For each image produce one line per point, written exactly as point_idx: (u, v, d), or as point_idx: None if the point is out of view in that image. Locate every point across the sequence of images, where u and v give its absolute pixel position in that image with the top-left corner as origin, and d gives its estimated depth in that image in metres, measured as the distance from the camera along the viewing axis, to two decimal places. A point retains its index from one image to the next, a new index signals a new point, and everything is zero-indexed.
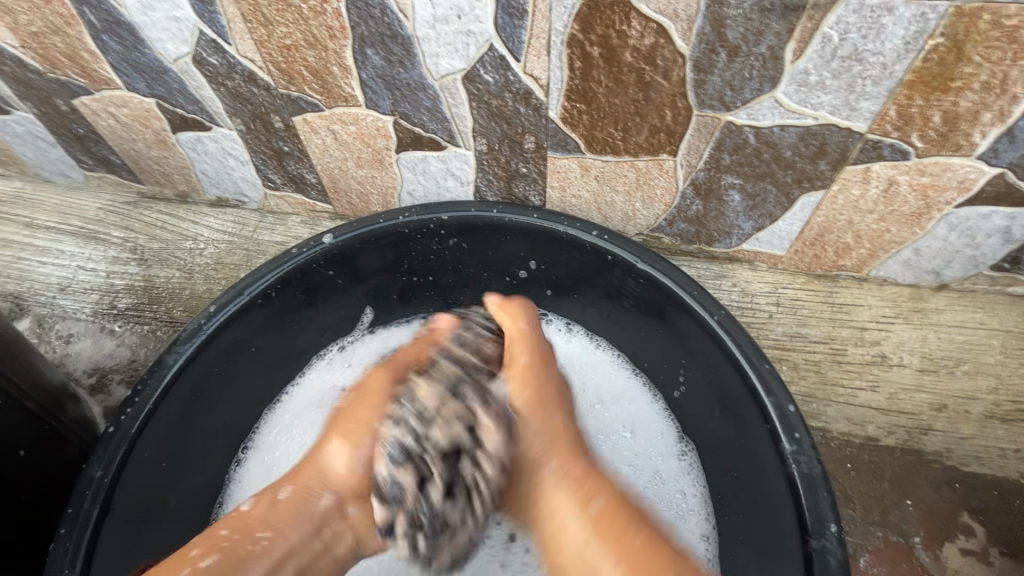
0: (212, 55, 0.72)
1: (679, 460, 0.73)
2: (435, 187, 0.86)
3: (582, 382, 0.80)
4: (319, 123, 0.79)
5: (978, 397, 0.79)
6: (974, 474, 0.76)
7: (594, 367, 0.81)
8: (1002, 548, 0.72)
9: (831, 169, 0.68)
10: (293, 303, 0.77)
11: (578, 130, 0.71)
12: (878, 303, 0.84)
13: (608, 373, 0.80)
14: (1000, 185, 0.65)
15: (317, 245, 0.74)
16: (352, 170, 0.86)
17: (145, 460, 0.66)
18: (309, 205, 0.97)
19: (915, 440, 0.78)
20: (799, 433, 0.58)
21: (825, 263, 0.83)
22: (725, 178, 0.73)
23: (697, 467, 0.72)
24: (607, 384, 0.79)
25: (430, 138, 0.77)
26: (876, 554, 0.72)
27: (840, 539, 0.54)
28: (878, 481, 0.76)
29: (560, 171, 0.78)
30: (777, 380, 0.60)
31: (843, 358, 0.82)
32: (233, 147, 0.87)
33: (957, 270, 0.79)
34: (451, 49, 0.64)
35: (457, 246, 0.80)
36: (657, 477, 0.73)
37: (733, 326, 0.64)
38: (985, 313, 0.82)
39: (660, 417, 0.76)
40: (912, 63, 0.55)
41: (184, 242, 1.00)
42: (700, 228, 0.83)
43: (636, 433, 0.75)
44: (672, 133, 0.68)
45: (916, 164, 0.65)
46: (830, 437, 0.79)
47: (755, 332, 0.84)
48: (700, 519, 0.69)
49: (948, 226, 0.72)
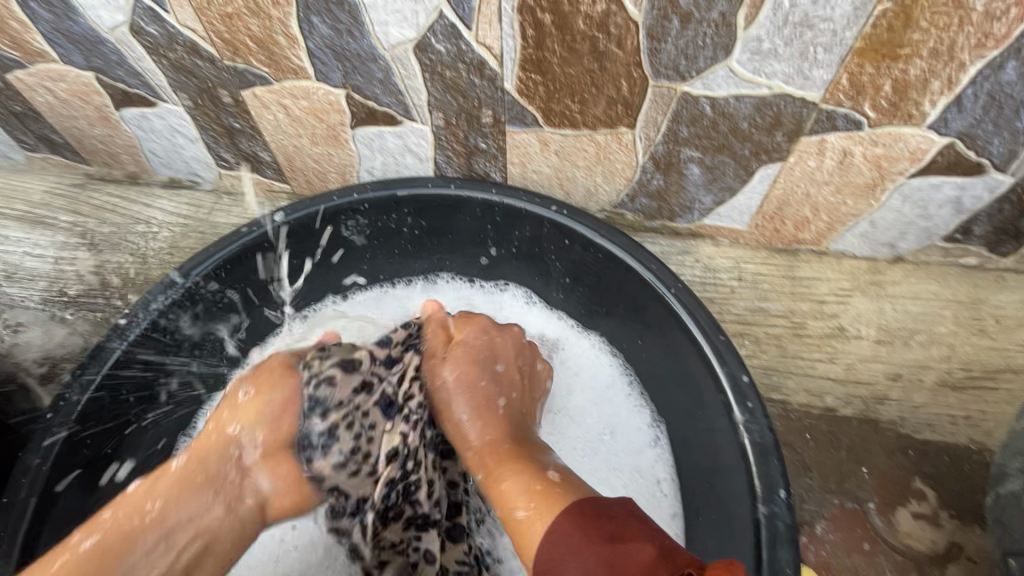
0: (149, 25, 0.69)
1: (652, 449, 0.73)
2: (394, 165, 0.84)
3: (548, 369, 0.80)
4: (269, 98, 0.76)
5: (931, 366, 0.81)
6: (927, 441, 0.78)
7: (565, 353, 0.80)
8: (952, 512, 0.74)
9: (787, 141, 0.68)
10: (244, 281, 0.75)
11: (535, 103, 0.69)
12: (836, 276, 0.85)
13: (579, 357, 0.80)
14: (950, 156, 0.65)
15: (268, 224, 0.72)
16: (307, 147, 0.83)
17: (89, 446, 0.65)
18: (267, 185, 0.94)
19: (871, 410, 0.80)
20: (751, 402, 0.58)
21: (785, 238, 0.84)
22: (684, 151, 0.72)
23: (667, 456, 0.72)
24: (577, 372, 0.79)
25: (385, 112, 0.75)
26: (832, 520, 0.75)
27: (789, 505, 0.55)
28: (834, 450, 0.78)
29: (520, 146, 0.77)
30: (731, 352, 0.60)
31: (802, 331, 0.83)
32: (181, 124, 0.84)
33: (911, 241, 0.80)
34: (399, 17, 0.62)
35: (415, 224, 0.78)
36: (635, 467, 0.72)
37: (689, 299, 0.64)
38: (938, 284, 0.83)
39: (636, 402, 0.75)
40: (862, 29, 0.54)
41: (137, 225, 0.96)
42: (662, 203, 0.82)
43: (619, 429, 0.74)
44: (629, 105, 0.67)
45: (869, 135, 0.65)
46: (790, 409, 0.80)
47: (717, 307, 0.85)
48: (670, 501, 0.69)
49: (902, 197, 0.72)
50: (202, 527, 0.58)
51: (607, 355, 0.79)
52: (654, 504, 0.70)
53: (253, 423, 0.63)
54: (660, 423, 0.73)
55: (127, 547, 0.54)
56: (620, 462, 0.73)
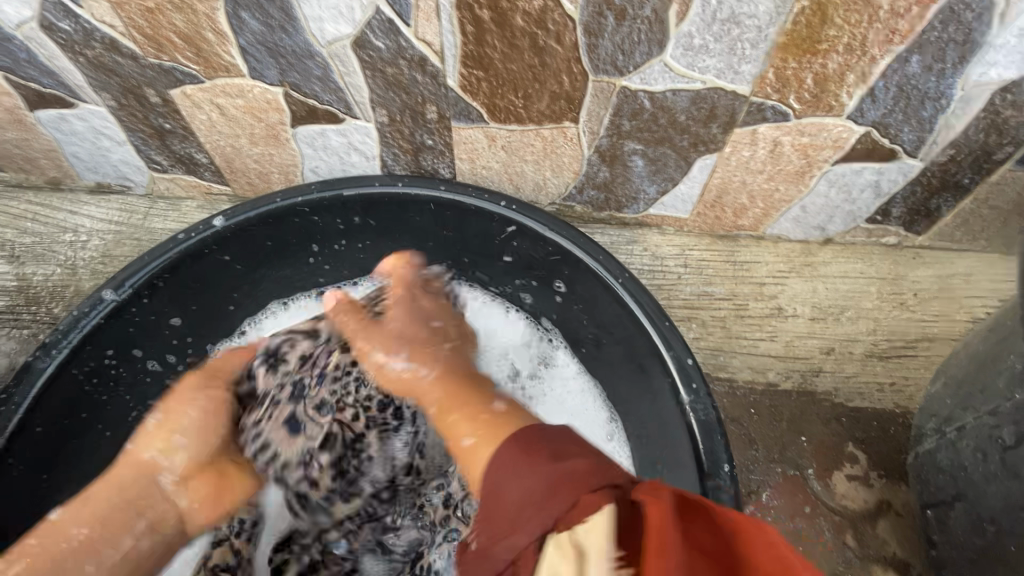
0: (62, 20, 0.64)
1: (608, 445, 0.75)
2: (340, 163, 0.82)
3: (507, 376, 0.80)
4: (201, 97, 0.73)
5: (860, 339, 0.87)
6: (859, 409, 0.84)
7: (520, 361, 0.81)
8: (881, 472, 0.81)
9: (722, 132, 0.71)
10: (185, 289, 0.73)
11: (479, 98, 0.69)
12: (774, 259, 0.90)
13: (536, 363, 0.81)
14: (868, 143, 0.70)
15: (207, 229, 0.69)
16: (246, 148, 0.80)
17: (20, 472, 0.64)
18: (204, 187, 0.90)
19: (809, 382, 0.85)
20: (695, 384, 0.61)
21: (725, 224, 0.88)
22: (626, 144, 0.74)
23: (623, 448, 0.74)
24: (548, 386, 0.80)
25: (327, 110, 0.73)
26: (777, 488, 0.80)
27: (732, 477, 0.57)
28: (777, 422, 0.83)
29: (466, 142, 0.77)
30: (676, 335, 0.63)
31: (745, 312, 0.88)
32: (105, 125, 0.79)
33: (838, 223, 0.85)
34: (334, 13, 0.60)
35: (364, 223, 0.77)
36: None
37: (637, 288, 0.66)
38: (864, 263, 0.89)
39: (597, 410, 0.78)
40: (783, 26, 0.57)
41: (63, 235, 0.90)
42: (609, 195, 0.84)
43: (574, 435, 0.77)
44: (572, 99, 0.68)
45: (796, 125, 0.69)
46: (736, 386, 0.85)
47: (665, 294, 0.88)
48: None
49: (828, 183, 0.77)
50: (114, 554, 0.61)
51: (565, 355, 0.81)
52: None
53: (176, 451, 0.66)
54: (617, 420, 0.76)
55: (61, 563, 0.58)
56: None
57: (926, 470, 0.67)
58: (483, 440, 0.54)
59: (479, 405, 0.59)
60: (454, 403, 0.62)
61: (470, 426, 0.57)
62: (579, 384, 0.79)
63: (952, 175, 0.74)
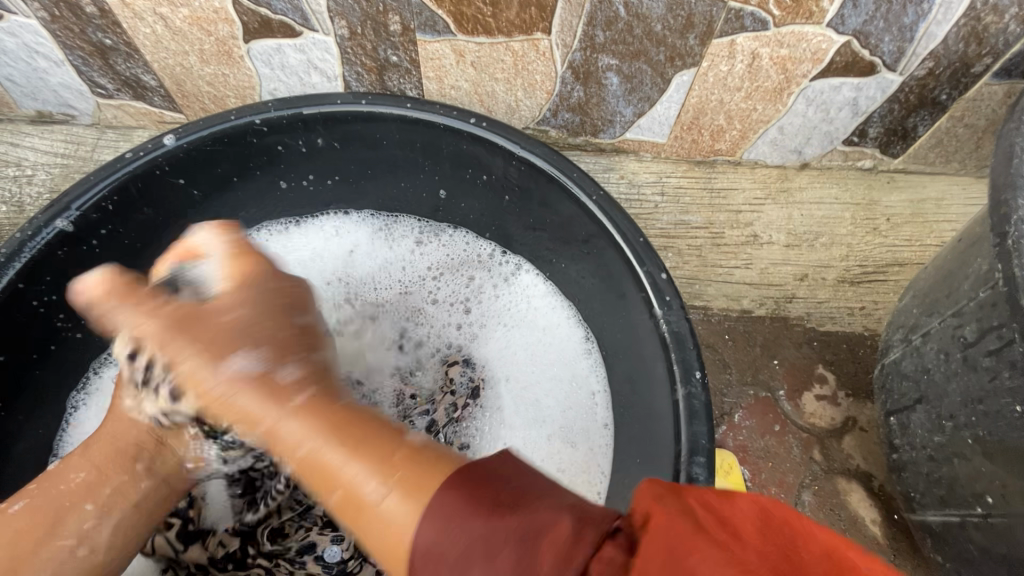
0: None
1: (587, 364, 0.76)
2: (300, 85, 0.78)
3: (470, 293, 0.83)
4: (141, 6, 0.67)
5: (833, 265, 0.88)
6: (829, 332, 0.86)
7: (480, 277, 0.83)
8: (848, 391, 0.83)
9: (700, 44, 0.68)
10: (139, 215, 0.70)
11: (444, 6, 0.65)
12: (751, 186, 0.89)
13: (512, 297, 0.82)
14: (847, 54, 0.68)
15: (157, 148, 0.65)
16: (198, 67, 0.75)
17: None
18: (156, 115, 0.85)
19: (782, 308, 0.86)
20: (668, 297, 0.61)
21: (703, 149, 0.86)
22: (601, 58, 0.71)
23: (599, 366, 0.75)
24: (508, 300, 0.82)
25: (280, 21, 0.68)
26: (748, 409, 0.82)
27: (704, 385, 0.58)
28: (750, 347, 0.84)
29: (434, 58, 0.73)
30: (648, 250, 0.62)
31: (720, 240, 0.88)
32: (38, 42, 0.72)
33: (816, 146, 0.84)
34: None
35: (328, 144, 0.73)
36: (573, 384, 0.76)
37: (610, 205, 0.64)
38: (839, 188, 0.89)
39: (574, 331, 0.78)
40: None
41: (5, 169, 0.85)
42: (585, 117, 0.82)
43: (556, 358, 0.78)
44: (543, 6, 0.64)
45: (775, 34, 0.66)
46: (711, 314, 0.86)
47: (641, 223, 0.87)
48: (602, 410, 0.73)
49: (806, 101, 0.76)
50: (117, 491, 0.58)
51: (542, 280, 0.81)
52: (589, 420, 0.74)
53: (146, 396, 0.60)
54: (593, 338, 0.77)
55: (60, 513, 0.55)
56: (560, 378, 0.77)
57: (890, 379, 0.70)
58: (405, 488, 0.41)
59: (387, 434, 0.46)
60: (359, 427, 0.47)
61: (386, 465, 0.43)
62: (553, 304, 0.80)
63: (929, 90, 0.73)
